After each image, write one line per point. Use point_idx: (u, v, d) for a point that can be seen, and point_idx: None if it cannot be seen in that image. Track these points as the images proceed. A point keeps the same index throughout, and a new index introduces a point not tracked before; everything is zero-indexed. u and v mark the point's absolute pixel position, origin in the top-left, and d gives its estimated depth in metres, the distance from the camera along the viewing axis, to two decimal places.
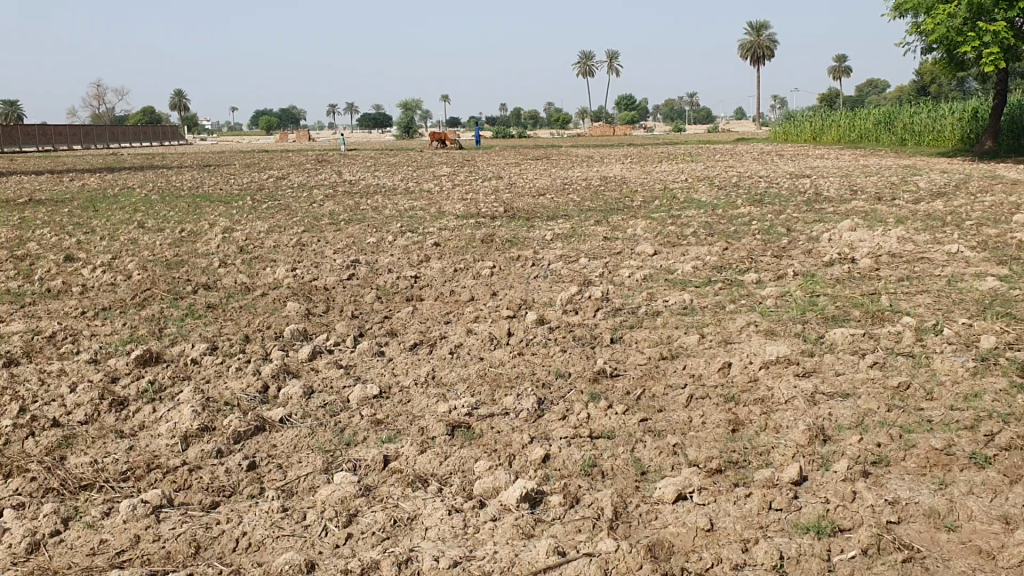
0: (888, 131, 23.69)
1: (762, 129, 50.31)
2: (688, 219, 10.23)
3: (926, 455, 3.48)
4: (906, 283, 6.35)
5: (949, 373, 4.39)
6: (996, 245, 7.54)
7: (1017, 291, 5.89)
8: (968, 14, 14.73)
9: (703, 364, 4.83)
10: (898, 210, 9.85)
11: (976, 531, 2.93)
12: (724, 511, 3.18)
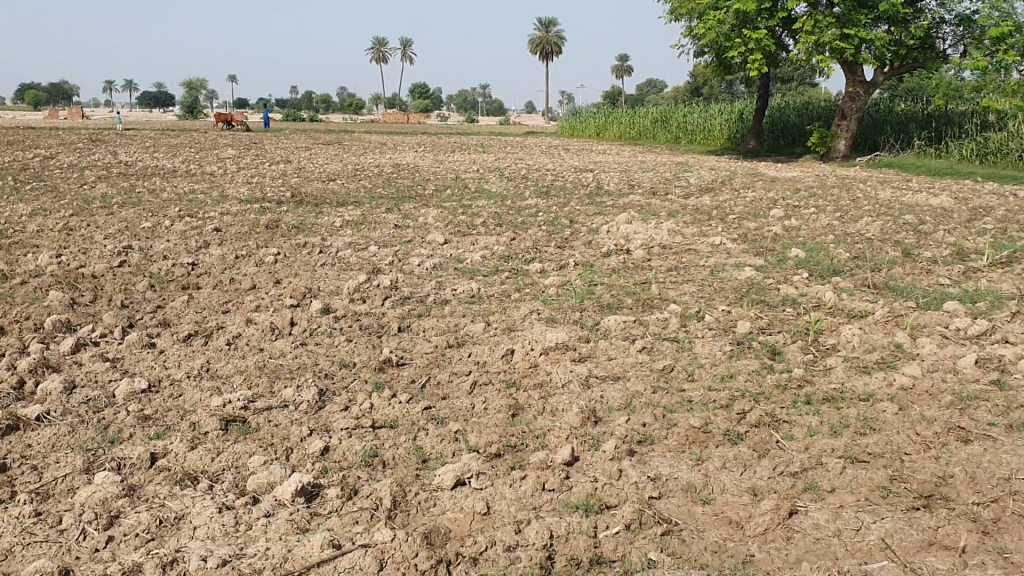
0: (665, 129, 25.06)
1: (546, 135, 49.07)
2: (477, 208, 10.37)
3: (686, 433, 3.71)
4: (675, 273, 6.73)
5: (709, 357, 4.70)
6: (754, 237, 8.15)
7: (772, 280, 6.38)
8: (735, 22, 15.76)
9: (486, 352, 4.88)
10: (671, 204, 10.43)
11: (728, 503, 3.14)
12: (500, 495, 3.21)
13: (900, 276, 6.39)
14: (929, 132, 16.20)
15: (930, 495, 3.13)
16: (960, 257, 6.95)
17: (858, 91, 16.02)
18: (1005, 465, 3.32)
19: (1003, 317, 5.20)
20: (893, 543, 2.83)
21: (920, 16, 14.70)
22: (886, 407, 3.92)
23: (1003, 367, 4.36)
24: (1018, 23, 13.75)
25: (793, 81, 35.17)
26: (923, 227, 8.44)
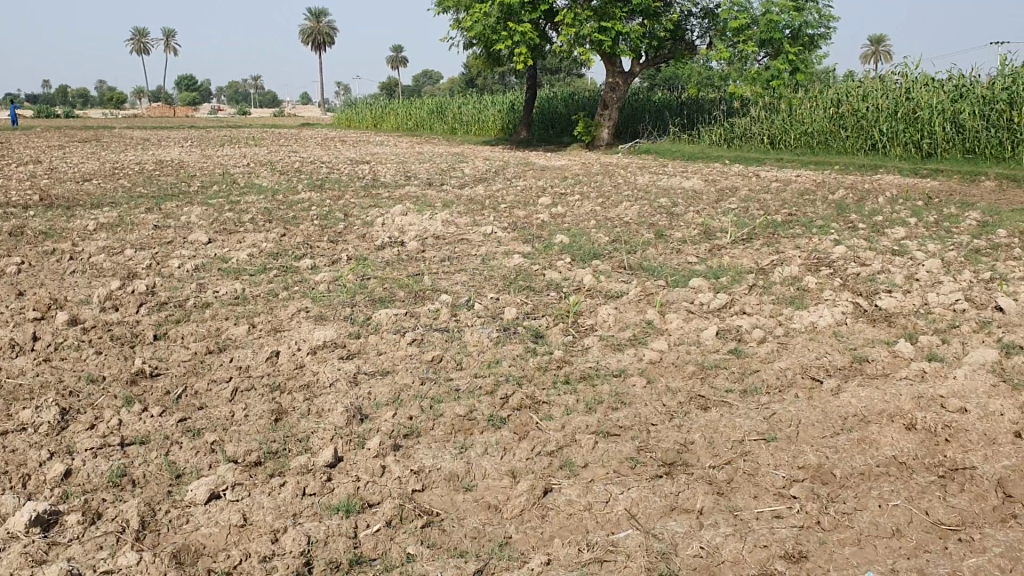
0: (441, 121, 25.24)
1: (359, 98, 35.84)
2: (247, 204, 10.00)
3: (451, 422, 3.73)
4: (447, 263, 6.78)
5: (476, 344, 4.76)
6: (524, 225, 8.36)
7: (538, 266, 6.57)
8: (501, 14, 16.07)
9: (250, 355, 4.67)
10: (445, 195, 10.49)
11: (489, 488, 3.20)
12: (258, 504, 3.07)
13: (654, 257, 6.78)
14: (682, 118, 17.36)
15: (671, 464, 3.35)
16: (706, 236, 7.46)
17: (618, 81, 16.81)
18: (739, 427, 3.60)
19: (741, 290, 5.64)
20: (639, 511, 3.00)
21: (669, 10, 15.63)
22: (635, 382, 4.15)
23: (739, 337, 4.73)
24: (755, 17, 14.92)
25: (561, 71, 36.46)
26: (676, 208, 9.00)
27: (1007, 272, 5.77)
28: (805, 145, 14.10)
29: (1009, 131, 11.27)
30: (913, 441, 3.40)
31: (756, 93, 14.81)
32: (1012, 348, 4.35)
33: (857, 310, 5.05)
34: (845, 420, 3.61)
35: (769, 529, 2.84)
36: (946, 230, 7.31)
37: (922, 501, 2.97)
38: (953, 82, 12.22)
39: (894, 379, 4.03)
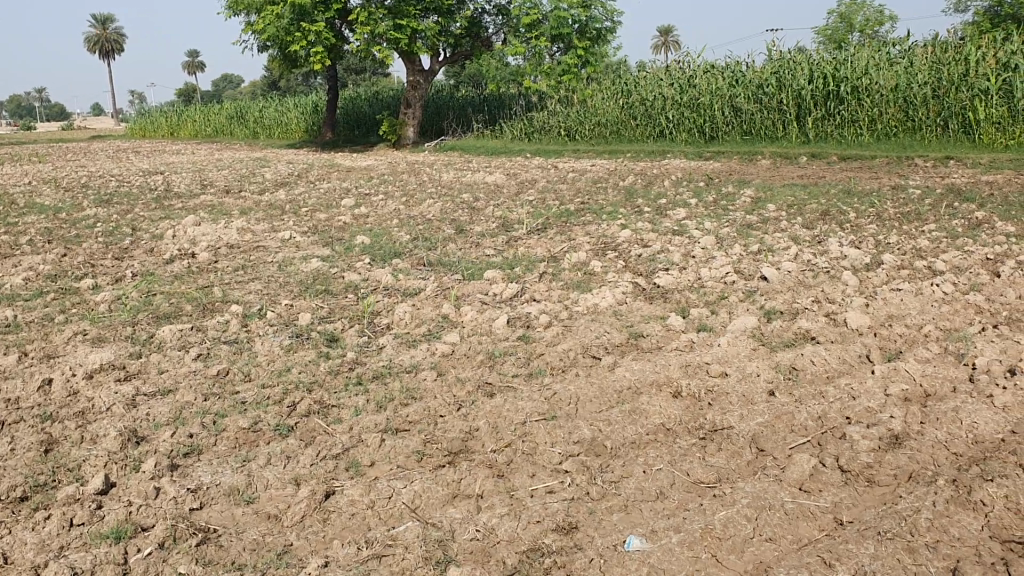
0: (241, 125, 24.50)
1: (136, 108, 33.95)
2: (25, 225, 9.36)
3: (235, 435, 3.64)
4: (241, 272, 6.60)
5: (267, 354, 4.66)
6: (323, 228, 8.26)
7: (336, 269, 6.51)
8: (293, 15, 15.73)
9: (18, 385, 4.37)
10: (243, 202, 10.20)
11: (271, 499, 3.16)
12: (21, 541, 2.91)
13: (452, 252, 6.86)
14: (484, 114, 17.65)
15: (454, 452, 3.43)
16: (504, 228, 7.64)
17: (419, 80, 16.81)
18: (521, 410, 3.72)
19: (532, 279, 5.81)
20: (420, 503, 3.05)
21: (462, 8, 15.79)
22: (425, 376, 4.20)
23: (527, 323, 4.87)
24: (545, 13, 15.26)
25: (364, 71, 36.15)
26: (477, 203, 9.13)
27: (773, 244, 6.21)
28: (600, 135, 14.63)
29: (781, 111, 12.11)
30: (679, 408, 3.63)
31: (552, 87, 15.25)
32: (773, 313, 4.70)
33: (637, 289, 5.31)
34: (619, 394, 3.80)
35: (542, 505, 2.97)
36: (723, 208, 7.79)
37: (683, 463, 3.18)
38: (729, 69, 13.01)
39: (666, 351, 4.27)
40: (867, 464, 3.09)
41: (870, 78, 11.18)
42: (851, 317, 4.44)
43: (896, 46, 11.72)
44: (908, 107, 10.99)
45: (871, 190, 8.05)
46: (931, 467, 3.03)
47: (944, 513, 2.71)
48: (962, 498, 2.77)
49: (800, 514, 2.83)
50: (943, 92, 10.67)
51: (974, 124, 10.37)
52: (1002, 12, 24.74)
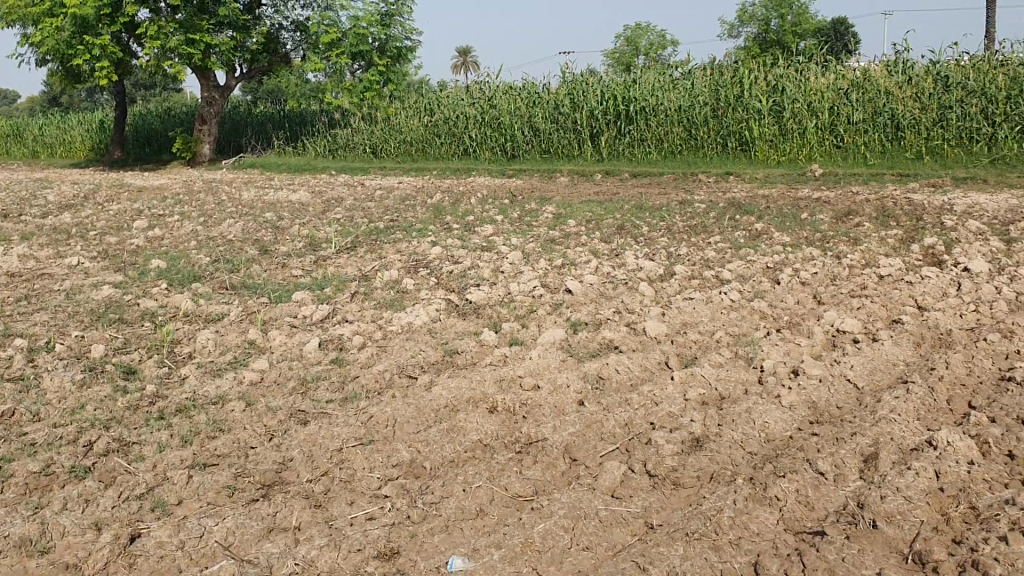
0: (17, 143, 22.73)
1: None
2: None
3: (25, 481, 3.37)
4: (23, 303, 6.11)
5: (57, 391, 4.33)
6: (116, 252, 7.79)
7: (131, 295, 6.16)
8: (75, 28, 14.77)
9: None
10: (23, 226, 9.45)
11: (68, 547, 2.94)
12: None
13: (256, 274, 6.65)
14: (284, 132, 17.26)
15: (268, 485, 3.32)
16: (310, 248, 7.49)
17: (214, 96, 16.21)
18: (337, 436, 3.66)
19: (342, 299, 5.72)
20: (235, 540, 2.94)
21: (259, 23, 15.37)
22: (234, 407, 4.04)
23: (339, 345, 4.80)
24: (344, 31, 15.05)
25: (153, 87, 34.50)
26: (281, 222, 8.92)
27: (576, 257, 6.42)
28: (405, 152, 14.64)
29: (576, 131, 12.50)
30: (494, 423, 3.69)
31: (354, 104, 15.18)
32: (579, 325, 4.85)
33: (448, 306, 5.35)
34: (435, 413, 3.81)
35: (362, 532, 2.93)
36: (527, 224, 7.99)
37: (500, 478, 3.23)
38: (527, 90, 13.41)
39: (479, 367, 4.32)
40: (673, 467, 3.24)
41: (657, 99, 11.81)
42: (650, 326, 4.65)
43: (680, 69, 12.41)
44: (691, 127, 11.64)
45: (662, 205, 8.49)
46: (730, 466, 3.23)
47: (744, 509, 2.87)
48: (758, 494, 2.95)
49: (613, 520, 2.94)
50: (721, 112, 11.42)
51: (750, 141, 11.11)
52: (769, 37, 26.73)
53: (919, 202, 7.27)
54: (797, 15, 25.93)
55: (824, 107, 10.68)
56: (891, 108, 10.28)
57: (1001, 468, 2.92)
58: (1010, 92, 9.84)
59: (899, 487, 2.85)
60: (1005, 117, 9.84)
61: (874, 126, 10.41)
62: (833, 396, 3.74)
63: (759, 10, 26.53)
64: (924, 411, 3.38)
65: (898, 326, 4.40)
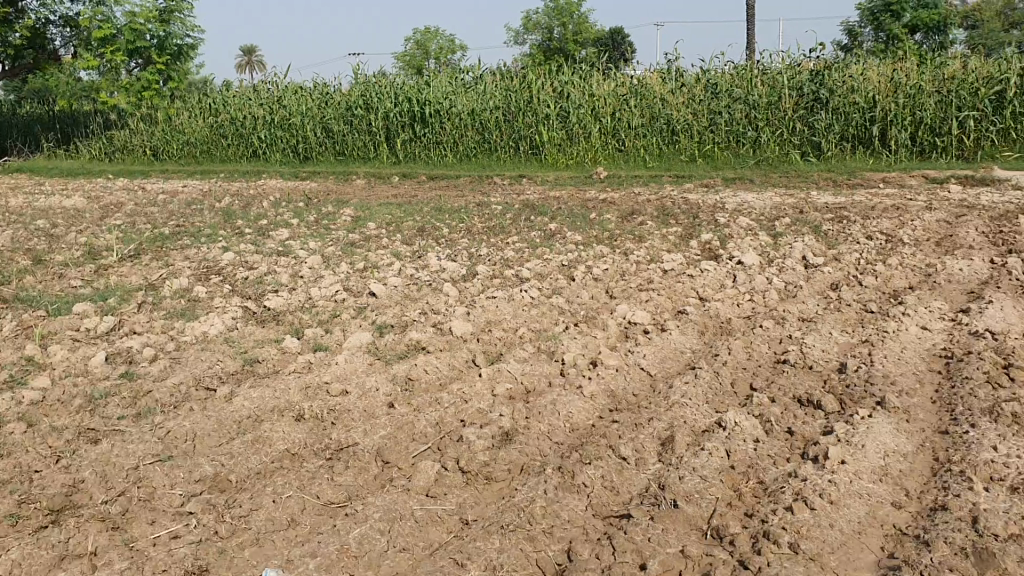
0: None
1: None
2: None
3: None
4: None
5: None
6: None
7: None
8: None
9: None
10: None
11: None
12: None
13: (29, 286, 6.15)
14: (54, 133, 16.06)
15: (59, 511, 3.09)
16: (90, 256, 7.01)
17: None
18: (132, 453, 3.45)
19: (129, 311, 5.39)
20: (24, 572, 2.73)
21: (21, 16, 14.18)
22: (13, 429, 3.71)
23: (129, 359, 4.52)
24: (119, 27, 14.11)
25: None
26: (54, 230, 8.28)
27: (376, 260, 6.34)
28: (188, 155, 13.64)
29: (370, 133, 11.76)
30: (302, 431, 3.59)
31: (131, 104, 14.21)
32: (385, 327, 4.78)
33: (246, 314, 5.17)
34: (238, 425, 3.66)
35: (167, 552, 2.80)
36: (324, 228, 7.84)
37: (311, 486, 3.15)
38: (315, 89, 12.65)
39: (284, 374, 4.21)
40: (485, 462, 3.25)
41: (450, 102, 11.16)
42: (456, 326, 4.60)
43: (469, 73, 11.81)
44: (484, 130, 11.11)
45: (459, 206, 8.51)
46: (539, 457, 3.29)
47: (554, 498, 2.87)
48: (567, 483, 2.95)
49: (428, 519, 2.94)
50: (513, 116, 10.94)
51: (540, 145, 10.71)
52: (552, 45, 27.49)
53: (696, 201, 7.69)
54: (577, 24, 26.90)
55: (606, 111, 10.47)
56: (666, 113, 10.20)
57: (782, 444, 3.12)
58: (771, 98, 9.88)
59: (695, 467, 2.94)
60: (769, 123, 9.90)
61: (652, 129, 10.30)
62: (630, 385, 3.82)
63: (542, 19, 27.22)
64: (712, 395, 3.54)
65: (684, 316, 4.56)
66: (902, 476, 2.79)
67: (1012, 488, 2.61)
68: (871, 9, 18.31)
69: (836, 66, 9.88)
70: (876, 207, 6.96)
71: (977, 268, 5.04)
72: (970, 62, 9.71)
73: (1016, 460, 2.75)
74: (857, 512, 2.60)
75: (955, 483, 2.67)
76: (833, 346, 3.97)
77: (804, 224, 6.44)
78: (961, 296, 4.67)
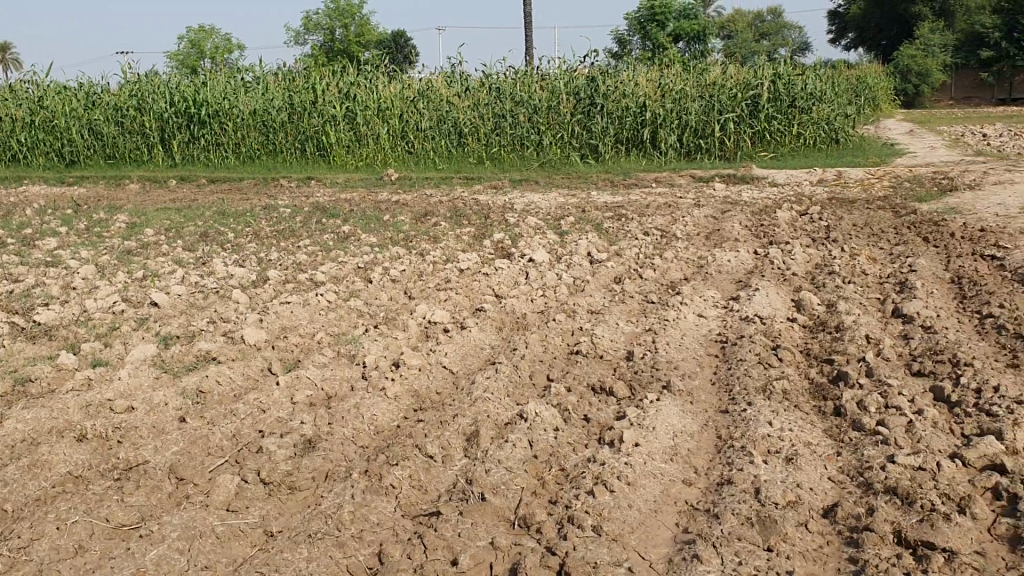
0: None
1: None
2: None
3: None
4: None
5: None
6: None
7: None
8: None
9: None
10: None
11: None
12: None
13: None
14: None
15: None
16: None
17: None
18: None
19: None
20: None
21: None
22: None
23: None
24: None
25: None
26: None
27: (158, 268, 5.99)
28: None
29: (144, 134, 11.08)
30: (85, 452, 3.33)
31: None
32: (170, 339, 4.48)
33: (13, 330, 4.75)
34: (12, 450, 3.36)
35: None
36: (97, 236, 7.32)
37: (99, 509, 2.94)
38: (82, 89, 11.62)
39: (59, 394, 3.86)
40: (288, 471, 3.13)
41: (231, 102, 10.74)
42: (249, 334, 4.38)
43: (249, 71, 11.37)
44: (267, 132, 10.75)
45: (244, 210, 8.18)
46: (345, 463, 3.19)
47: (363, 502, 2.82)
48: (375, 485, 2.91)
49: (231, 534, 2.82)
50: (297, 117, 10.67)
51: (327, 146, 10.52)
52: (334, 47, 27.06)
53: (485, 202, 7.82)
54: (358, 26, 26.72)
55: (392, 113, 10.41)
56: (453, 116, 10.29)
57: (581, 431, 3.22)
58: (551, 102, 10.14)
59: (500, 459, 2.98)
60: (550, 126, 10.14)
61: (439, 132, 10.37)
62: (432, 383, 3.79)
63: (322, 19, 26.76)
64: (512, 389, 3.60)
65: (481, 313, 4.60)
66: (691, 455, 2.96)
67: (787, 459, 2.82)
68: (638, 20, 19.29)
69: (611, 73, 10.27)
70: (652, 205, 7.36)
71: (743, 259, 5.44)
72: (727, 69, 10.44)
73: (789, 433, 2.98)
74: (653, 492, 2.73)
75: (738, 458, 2.85)
76: (622, 336, 4.16)
77: (587, 222, 6.71)
78: (730, 285, 5.02)
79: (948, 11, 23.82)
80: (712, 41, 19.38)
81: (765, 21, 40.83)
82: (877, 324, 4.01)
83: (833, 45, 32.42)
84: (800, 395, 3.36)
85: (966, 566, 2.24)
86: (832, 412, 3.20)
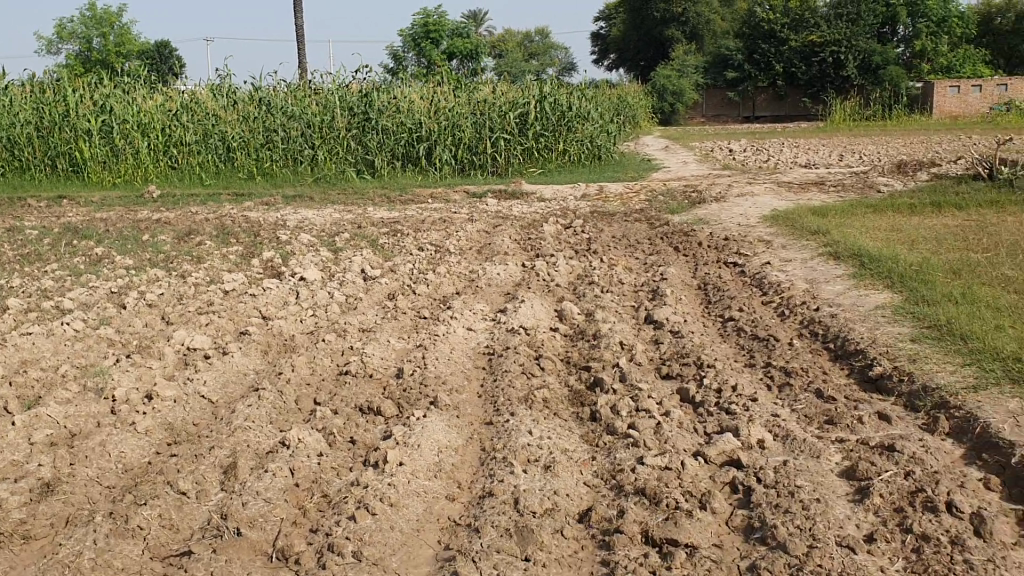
0: None
1: None
2: None
3: None
4: None
5: None
6: None
7: None
8: None
9: None
10: None
11: None
12: None
13: None
14: None
15: None
16: None
17: None
18: None
19: None
20: None
21: None
22: None
23: None
24: None
25: None
26: None
27: None
28: None
29: None
30: None
31: None
32: None
33: None
34: None
35: None
36: None
37: None
38: None
39: None
40: (22, 519, 2.84)
41: None
42: None
43: None
44: (12, 146, 9.86)
45: None
46: (87, 506, 2.95)
47: (105, 547, 2.61)
48: (119, 529, 2.70)
49: None
50: (47, 131, 9.85)
51: (81, 162, 9.79)
52: (91, 57, 25.36)
53: (254, 220, 7.56)
54: (119, 36, 25.32)
55: (154, 127, 9.83)
56: (220, 130, 9.85)
57: (345, 454, 3.16)
58: (323, 117, 9.91)
59: (258, 491, 2.85)
60: (324, 141, 9.95)
61: (206, 146, 9.92)
62: (190, 415, 3.59)
63: (77, 27, 25.06)
64: (275, 414, 3.47)
65: (245, 337, 4.41)
66: (455, 470, 2.97)
67: (545, 467, 2.89)
68: (412, 37, 19.38)
69: (383, 88, 10.20)
70: (425, 220, 7.38)
71: (511, 272, 5.56)
72: (497, 87, 10.65)
73: (548, 441, 3.05)
74: (415, 512, 2.71)
75: (499, 469, 2.89)
76: (391, 353, 4.13)
77: (361, 238, 6.63)
78: (499, 298, 5.12)
79: (697, 34, 25.96)
80: (485, 59, 19.81)
81: (534, 41, 42.30)
82: (631, 330, 4.21)
83: (596, 66, 34.04)
84: (559, 403, 3.45)
85: (705, 560, 2.37)
86: (589, 418, 3.31)
